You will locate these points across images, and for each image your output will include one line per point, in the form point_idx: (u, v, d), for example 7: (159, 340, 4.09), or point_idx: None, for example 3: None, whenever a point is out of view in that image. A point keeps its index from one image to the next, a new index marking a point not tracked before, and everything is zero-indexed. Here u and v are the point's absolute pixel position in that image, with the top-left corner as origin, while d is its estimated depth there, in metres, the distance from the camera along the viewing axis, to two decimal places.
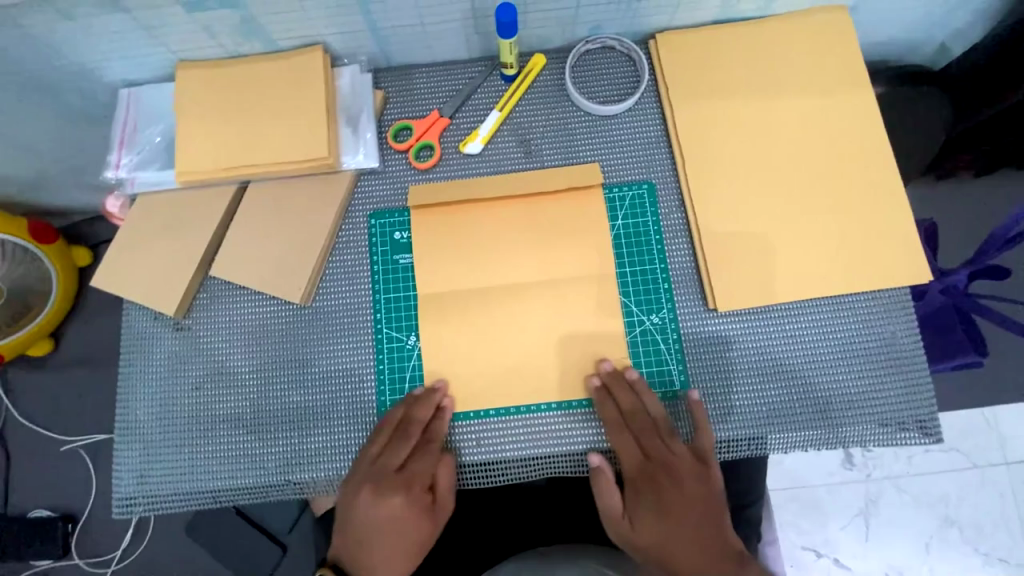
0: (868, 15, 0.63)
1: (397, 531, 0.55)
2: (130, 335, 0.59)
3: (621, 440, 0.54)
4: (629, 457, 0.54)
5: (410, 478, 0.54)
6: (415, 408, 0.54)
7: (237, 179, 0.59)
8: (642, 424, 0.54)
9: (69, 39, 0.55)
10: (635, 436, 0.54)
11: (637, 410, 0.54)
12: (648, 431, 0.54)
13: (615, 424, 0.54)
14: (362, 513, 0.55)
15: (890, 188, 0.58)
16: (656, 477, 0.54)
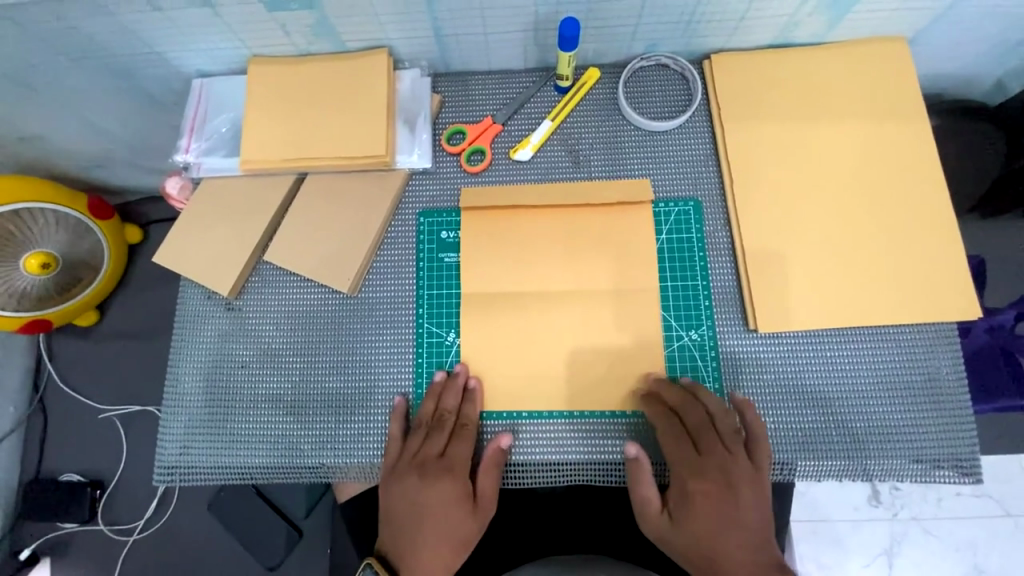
0: (928, 48, 0.63)
1: (439, 520, 0.54)
2: (184, 312, 0.61)
3: (678, 440, 0.53)
4: (683, 460, 0.52)
5: (452, 465, 0.55)
6: (444, 399, 0.56)
7: (296, 170, 0.62)
8: (699, 428, 0.53)
9: (154, 31, 0.59)
10: (691, 439, 0.53)
11: (696, 411, 0.53)
12: (705, 435, 0.53)
13: (670, 424, 0.53)
14: (407, 499, 0.55)
15: (943, 221, 0.57)
16: (712, 481, 0.52)
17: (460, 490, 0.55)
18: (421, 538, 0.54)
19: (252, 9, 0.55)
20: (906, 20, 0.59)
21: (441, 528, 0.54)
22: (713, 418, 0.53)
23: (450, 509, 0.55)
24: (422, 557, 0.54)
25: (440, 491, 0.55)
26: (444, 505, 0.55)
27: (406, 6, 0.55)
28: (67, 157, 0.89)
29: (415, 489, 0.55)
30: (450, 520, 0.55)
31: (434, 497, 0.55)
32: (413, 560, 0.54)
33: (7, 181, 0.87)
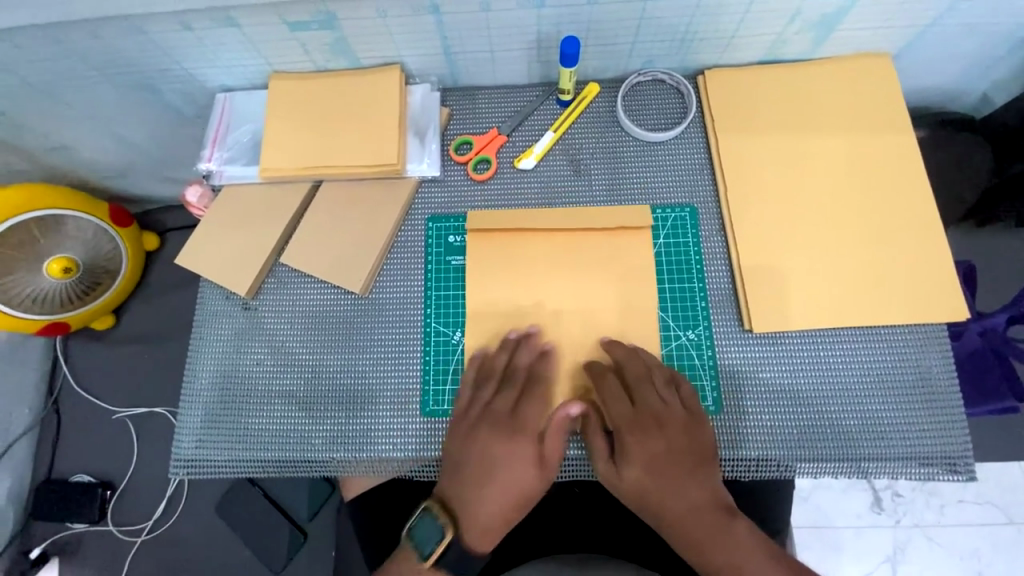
0: (911, 63, 0.67)
1: (506, 472, 0.55)
2: (203, 313, 0.64)
3: (630, 420, 0.55)
4: (639, 439, 0.54)
5: (524, 420, 0.57)
6: (518, 354, 0.58)
7: (311, 178, 0.65)
8: (650, 406, 0.55)
9: (183, 48, 0.63)
10: (644, 418, 0.55)
11: (642, 389, 0.56)
12: (655, 413, 0.55)
13: (622, 405, 0.56)
14: (475, 451, 0.56)
15: (928, 226, 0.60)
16: (648, 427, 0.55)
17: (529, 439, 0.56)
18: (485, 484, 0.55)
19: (275, 28, 0.59)
20: (888, 38, 0.62)
21: (504, 478, 0.55)
22: (662, 395, 0.56)
23: (517, 458, 0.56)
24: (486, 506, 0.55)
25: (507, 440, 0.56)
26: (509, 453, 0.56)
27: (418, 26, 0.59)
28: (91, 166, 0.93)
29: (484, 440, 0.56)
30: (515, 468, 0.55)
31: (501, 447, 0.56)
32: (477, 509, 0.54)
33: (20, 192, 0.89)
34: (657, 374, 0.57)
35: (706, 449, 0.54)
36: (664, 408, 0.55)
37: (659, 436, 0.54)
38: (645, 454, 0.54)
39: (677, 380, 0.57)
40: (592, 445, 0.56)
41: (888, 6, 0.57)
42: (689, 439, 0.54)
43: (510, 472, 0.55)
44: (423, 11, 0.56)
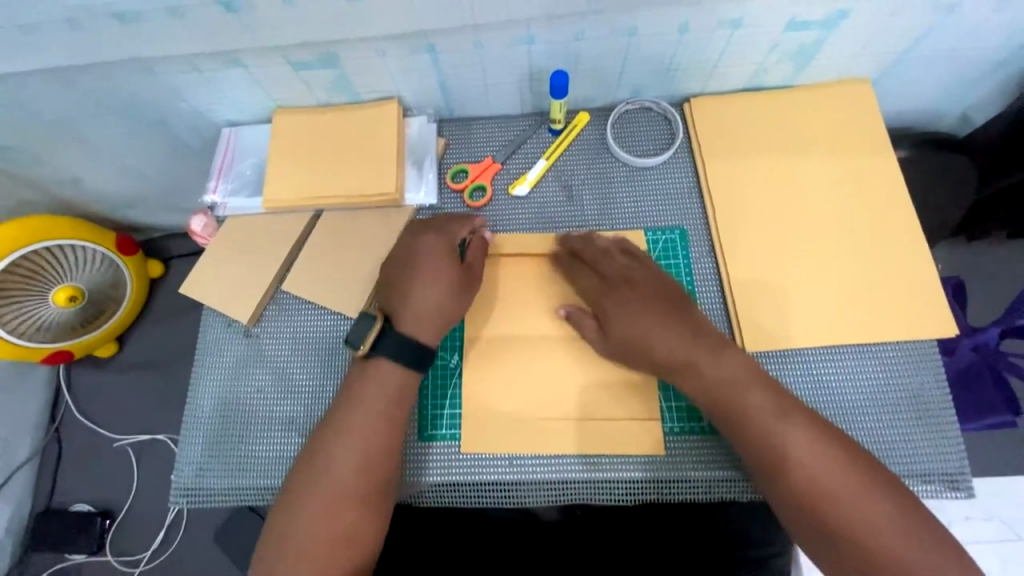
0: (889, 87, 0.69)
1: (428, 266, 0.59)
2: (206, 341, 0.66)
3: (603, 288, 0.60)
4: (614, 300, 0.58)
5: (441, 233, 0.61)
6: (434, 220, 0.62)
7: (313, 208, 0.67)
8: (611, 272, 0.60)
9: (189, 87, 0.65)
10: (612, 283, 0.59)
11: (601, 261, 0.61)
12: (620, 277, 0.59)
13: (590, 281, 0.61)
14: (402, 257, 0.60)
15: (911, 245, 0.62)
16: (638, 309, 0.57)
17: (449, 256, 0.60)
18: (420, 285, 0.58)
19: (278, 68, 0.61)
20: (866, 64, 0.65)
21: (431, 261, 0.59)
22: (630, 270, 0.60)
23: (439, 263, 0.59)
24: (418, 298, 0.57)
25: (435, 249, 0.60)
26: (429, 262, 0.59)
27: (415, 63, 0.61)
28: (99, 197, 0.96)
29: (408, 247, 0.61)
30: (439, 279, 0.58)
31: (432, 252, 0.59)
32: (410, 299, 0.58)
33: (27, 222, 0.90)
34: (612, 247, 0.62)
35: (716, 335, 0.56)
36: (622, 269, 0.60)
37: (631, 294, 0.58)
38: (625, 312, 0.57)
39: (654, 271, 0.60)
40: (583, 330, 0.59)
41: (864, 36, 0.60)
42: (661, 295, 0.58)
43: (433, 276, 0.58)
44: (419, 50, 0.59)
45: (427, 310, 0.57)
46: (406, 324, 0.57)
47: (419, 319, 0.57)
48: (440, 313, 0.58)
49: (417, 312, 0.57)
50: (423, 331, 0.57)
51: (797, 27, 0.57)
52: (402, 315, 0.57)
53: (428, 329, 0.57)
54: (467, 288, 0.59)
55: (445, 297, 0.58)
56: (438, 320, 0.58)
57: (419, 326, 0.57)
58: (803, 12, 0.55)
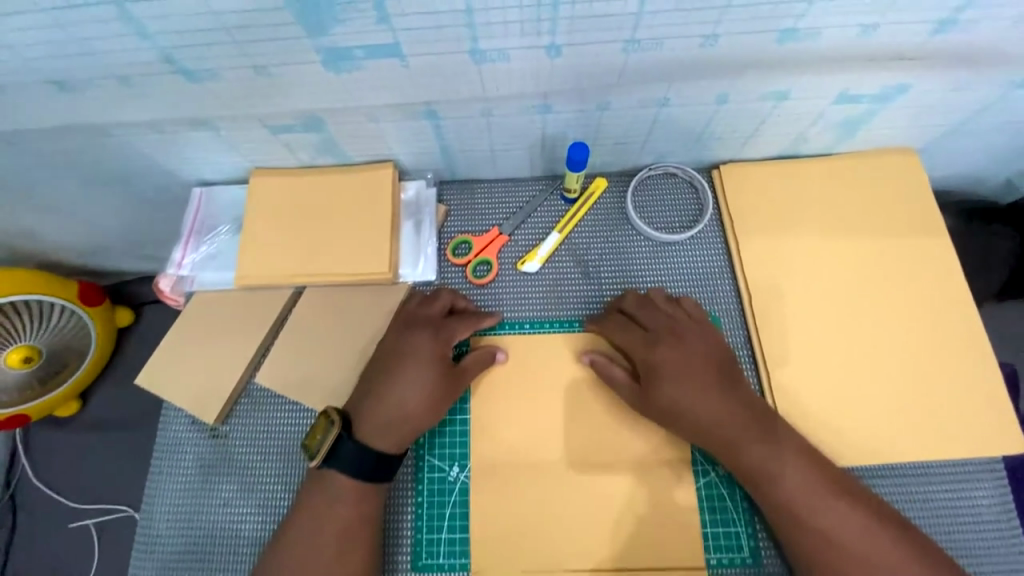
0: (939, 156, 0.62)
1: (412, 363, 0.52)
2: (166, 442, 0.57)
3: (645, 343, 0.53)
4: (656, 358, 0.52)
5: (440, 325, 0.54)
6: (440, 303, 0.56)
7: (294, 285, 0.59)
8: (657, 323, 0.54)
9: (152, 148, 0.56)
10: (658, 337, 0.53)
11: (645, 312, 0.55)
12: (667, 332, 0.53)
13: (631, 330, 0.54)
14: (391, 342, 0.54)
15: (970, 341, 0.55)
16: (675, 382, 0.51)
17: (436, 352, 0.53)
18: (397, 383, 0.51)
19: (255, 132, 0.53)
20: (918, 134, 0.58)
21: (417, 355, 0.52)
22: (682, 326, 0.54)
23: (426, 361, 0.52)
24: (393, 401, 0.51)
25: (423, 343, 0.53)
26: (416, 358, 0.52)
27: (412, 129, 0.53)
28: (56, 248, 0.85)
29: (400, 331, 0.54)
30: (420, 380, 0.52)
31: (419, 346, 0.53)
32: (379, 405, 0.51)
33: None
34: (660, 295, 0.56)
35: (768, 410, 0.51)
36: (670, 322, 0.54)
37: (678, 354, 0.52)
38: (671, 371, 0.51)
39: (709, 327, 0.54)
40: (611, 379, 0.53)
41: (923, 108, 0.53)
42: (711, 359, 0.52)
43: (414, 377, 0.52)
44: (418, 116, 0.50)
45: (395, 419, 0.51)
46: (368, 432, 0.51)
47: (384, 429, 0.51)
48: (409, 425, 0.51)
49: (383, 420, 0.51)
50: (386, 440, 0.51)
51: (847, 99, 0.50)
52: (363, 422, 0.51)
53: (390, 440, 0.51)
54: (450, 387, 0.53)
55: (424, 396, 0.51)
56: (405, 430, 0.51)
57: (381, 435, 0.51)
58: (858, 85, 0.48)
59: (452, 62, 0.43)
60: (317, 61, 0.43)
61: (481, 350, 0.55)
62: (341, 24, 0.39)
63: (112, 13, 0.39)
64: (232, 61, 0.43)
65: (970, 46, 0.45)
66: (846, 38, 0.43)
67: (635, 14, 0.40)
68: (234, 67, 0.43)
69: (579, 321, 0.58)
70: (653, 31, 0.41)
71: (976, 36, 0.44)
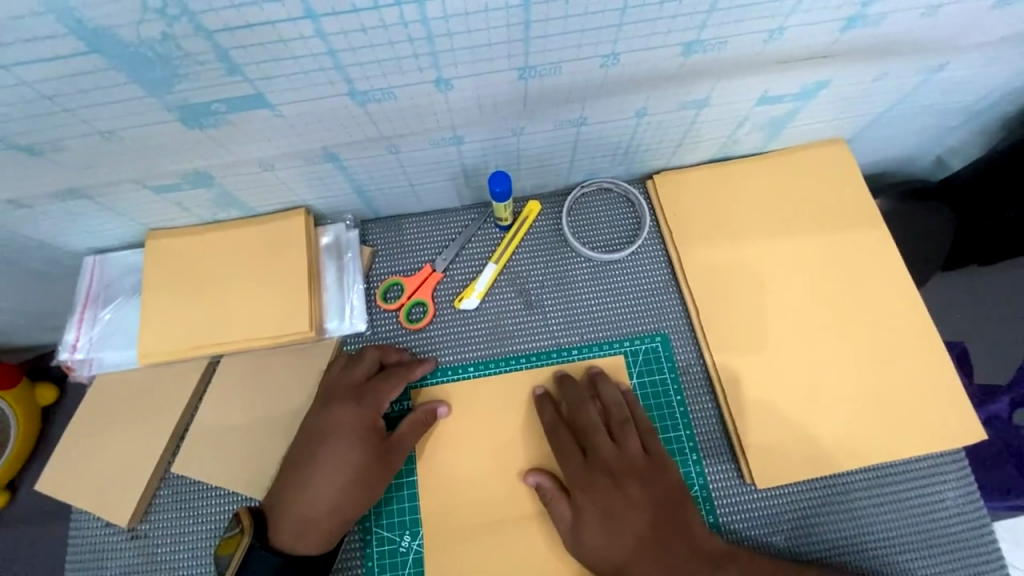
0: (869, 143, 0.61)
1: (337, 440, 0.48)
2: (79, 549, 0.50)
3: (585, 476, 0.48)
4: (594, 496, 0.47)
5: (364, 392, 0.50)
6: (363, 365, 0.51)
7: (208, 355, 0.53)
8: (603, 452, 0.49)
9: (22, 224, 0.50)
10: (599, 470, 0.48)
11: (592, 436, 0.49)
12: (611, 466, 0.48)
13: (575, 459, 0.49)
14: (314, 418, 0.49)
15: (920, 331, 0.54)
16: (604, 476, 0.48)
17: (360, 429, 0.48)
18: (316, 473, 0.47)
19: (137, 196, 0.47)
20: (844, 126, 0.57)
21: (340, 431, 0.48)
22: (630, 459, 0.48)
23: (348, 441, 0.48)
24: (316, 487, 0.46)
25: (345, 421, 0.48)
26: (337, 440, 0.48)
27: (316, 174, 0.48)
28: None
29: (321, 404, 0.50)
30: (341, 465, 0.47)
31: (340, 425, 0.48)
32: (297, 501, 0.46)
33: None
34: (613, 416, 0.50)
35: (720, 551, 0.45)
36: (616, 452, 0.49)
37: (617, 489, 0.47)
38: (607, 510, 0.47)
39: (662, 460, 0.49)
40: (554, 513, 0.48)
41: (843, 101, 0.52)
42: (658, 500, 0.47)
43: (335, 462, 0.47)
44: (320, 161, 0.46)
45: (315, 516, 0.46)
46: (285, 535, 0.45)
47: (304, 530, 0.46)
48: (333, 518, 0.46)
49: (302, 519, 0.46)
50: (308, 536, 0.46)
51: (768, 100, 0.49)
52: (280, 523, 0.46)
53: (312, 541, 0.46)
54: (382, 459, 0.48)
55: (350, 476, 0.47)
56: (334, 518, 0.46)
57: (301, 536, 0.45)
58: (776, 86, 0.47)
59: (335, 107, 0.39)
60: (174, 119, 0.38)
61: (415, 411, 0.50)
62: (186, 80, 0.34)
63: None
64: (72, 129, 0.37)
65: (878, 40, 0.44)
66: (754, 43, 0.41)
67: (522, 41, 0.36)
68: (76, 135, 0.38)
69: (525, 358, 0.54)
70: (547, 56, 0.38)
71: (879, 31, 0.43)
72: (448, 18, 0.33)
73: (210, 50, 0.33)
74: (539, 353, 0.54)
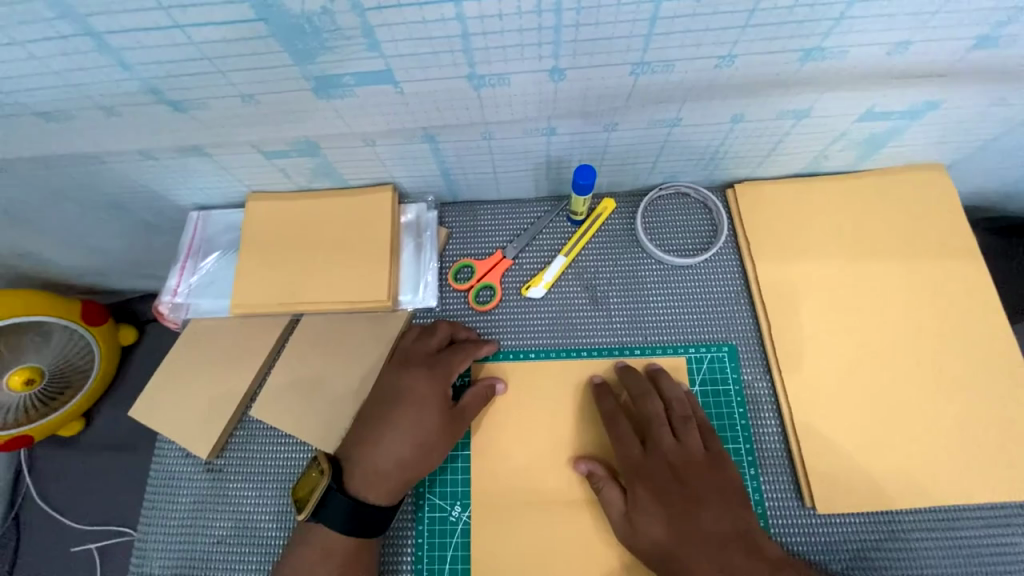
0: (972, 172, 0.58)
1: (407, 404, 0.51)
2: (160, 475, 0.55)
3: (641, 466, 0.48)
4: (650, 487, 0.48)
5: (434, 362, 0.52)
6: (434, 338, 0.54)
7: (291, 312, 0.57)
8: (664, 446, 0.49)
9: (145, 175, 0.55)
10: (657, 462, 0.48)
11: (654, 428, 0.50)
12: (670, 460, 0.48)
13: (633, 449, 0.49)
14: (386, 381, 0.52)
15: (1012, 374, 0.50)
16: (661, 469, 0.48)
17: (432, 395, 0.51)
18: (389, 430, 0.50)
19: (251, 158, 0.51)
20: (947, 151, 0.54)
21: (410, 396, 0.51)
22: (691, 455, 0.48)
23: (421, 404, 0.51)
24: (385, 444, 0.49)
25: (419, 385, 0.51)
26: (410, 401, 0.51)
27: (413, 153, 0.51)
28: (56, 271, 0.83)
29: (393, 369, 0.53)
30: (413, 426, 0.50)
31: (414, 389, 0.51)
32: (369, 452, 0.49)
33: None
34: (675, 411, 0.50)
35: (778, 560, 0.44)
36: (677, 447, 0.49)
37: (674, 482, 0.47)
38: (661, 502, 0.47)
39: (723, 461, 0.48)
40: (604, 500, 0.48)
41: (955, 124, 0.49)
42: (715, 499, 0.47)
43: (407, 423, 0.50)
44: (417, 140, 0.48)
45: (385, 469, 0.49)
46: (357, 482, 0.49)
47: (374, 480, 0.49)
48: (402, 474, 0.49)
49: (373, 469, 0.49)
50: (374, 489, 0.49)
51: (873, 116, 0.47)
52: (353, 472, 0.49)
53: (380, 491, 0.49)
54: (446, 427, 0.50)
55: (417, 438, 0.50)
56: (398, 475, 0.49)
57: (371, 485, 0.49)
58: (886, 102, 0.45)
59: (451, 88, 0.41)
60: (308, 88, 0.41)
61: (479, 386, 0.52)
62: (330, 52, 0.37)
63: (90, 44, 0.37)
64: (218, 90, 0.41)
65: (1010, 62, 0.42)
66: (877, 55, 0.40)
67: (643, 37, 0.37)
68: (220, 96, 0.42)
69: (586, 351, 0.55)
70: (662, 53, 0.39)
71: (1012, 52, 0.41)
72: (579, 10, 0.35)
73: (358, 26, 0.35)
74: (600, 349, 0.55)
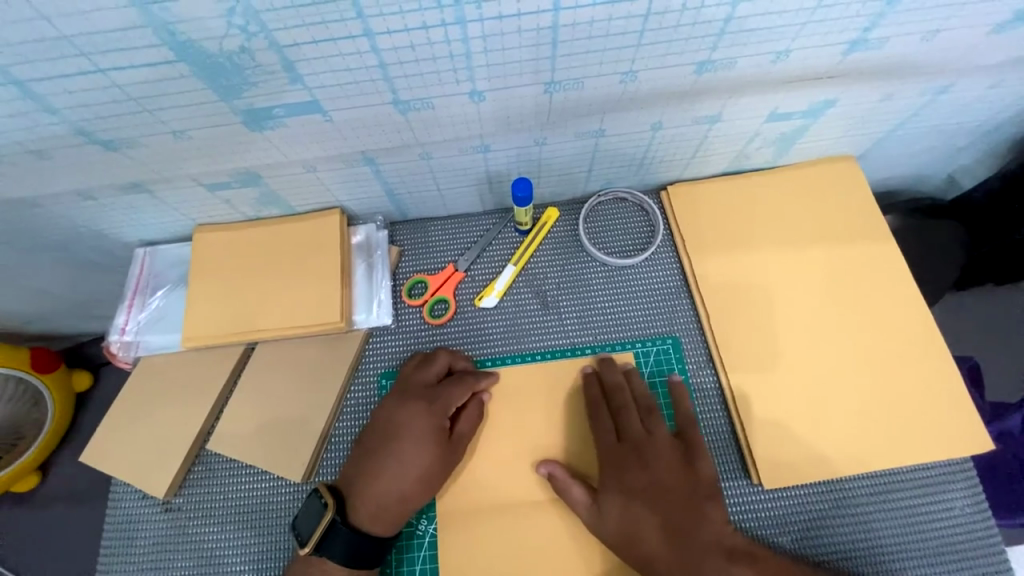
0: (878, 162, 0.64)
1: (409, 436, 0.51)
2: (116, 521, 0.54)
3: (610, 455, 0.51)
4: (617, 475, 0.50)
5: (437, 394, 0.52)
6: (433, 369, 0.54)
7: (245, 342, 0.57)
8: (633, 437, 0.51)
9: (85, 215, 0.54)
10: (625, 451, 0.51)
11: (624, 421, 0.52)
12: (638, 449, 0.50)
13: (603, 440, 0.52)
14: (386, 414, 0.52)
15: (927, 342, 0.55)
16: (628, 457, 0.50)
17: (432, 427, 0.51)
18: (389, 464, 0.50)
19: (191, 192, 0.52)
20: (852, 143, 0.59)
21: (410, 428, 0.51)
22: (659, 446, 0.50)
23: (423, 437, 0.51)
24: (387, 478, 0.49)
25: (421, 417, 0.51)
26: (414, 435, 0.51)
27: (355, 176, 0.52)
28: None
29: (394, 403, 0.52)
30: (415, 459, 0.50)
31: (414, 423, 0.51)
32: (373, 487, 0.49)
33: None
34: (643, 404, 0.53)
35: (734, 549, 0.46)
36: (648, 439, 0.51)
37: (643, 472, 0.49)
38: (628, 491, 0.49)
39: (696, 454, 0.50)
40: (569, 499, 0.50)
41: (851, 119, 0.54)
42: (682, 488, 0.49)
43: (409, 456, 0.50)
44: (356, 164, 0.50)
45: (387, 502, 0.49)
46: (359, 516, 0.49)
47: (376, 514, 0.49)
48: (404, 506, 0.49)
49: (378, 504, 0.49)
50: (376, 523, 0.49)
51: (777, 117, 0.51)
52: (356, 506, 0.49)
53: (387, 525, 0.49)
54: (448, 457, 0.51)
55: (420, 472, 0.50)
56: (401, 507, 0.49)
57: (373, 519, 0.49)
58: (785, 104, 0.50)
59: (380, 114, 0.43)
60: (239, 122, 0.42)
61: (475, 412, 0.53)
62: (255, 86, 0.39)
63: (13, 92, 0.38)
64: (150, 128, 0.42)
65: (882, 62, 0.47)
66: (764, 63, 0.44)
67: (549, 58, 0.40)
68: (152, 133, 0.43)
69: (541, 354, 0.57)
70: (571, 71, 0.42)
71: (882, 53, 0.45)
72: (485, 38, 0.37)
73: (278, 62, 0.37)
74: (553, 351, 0.57)
